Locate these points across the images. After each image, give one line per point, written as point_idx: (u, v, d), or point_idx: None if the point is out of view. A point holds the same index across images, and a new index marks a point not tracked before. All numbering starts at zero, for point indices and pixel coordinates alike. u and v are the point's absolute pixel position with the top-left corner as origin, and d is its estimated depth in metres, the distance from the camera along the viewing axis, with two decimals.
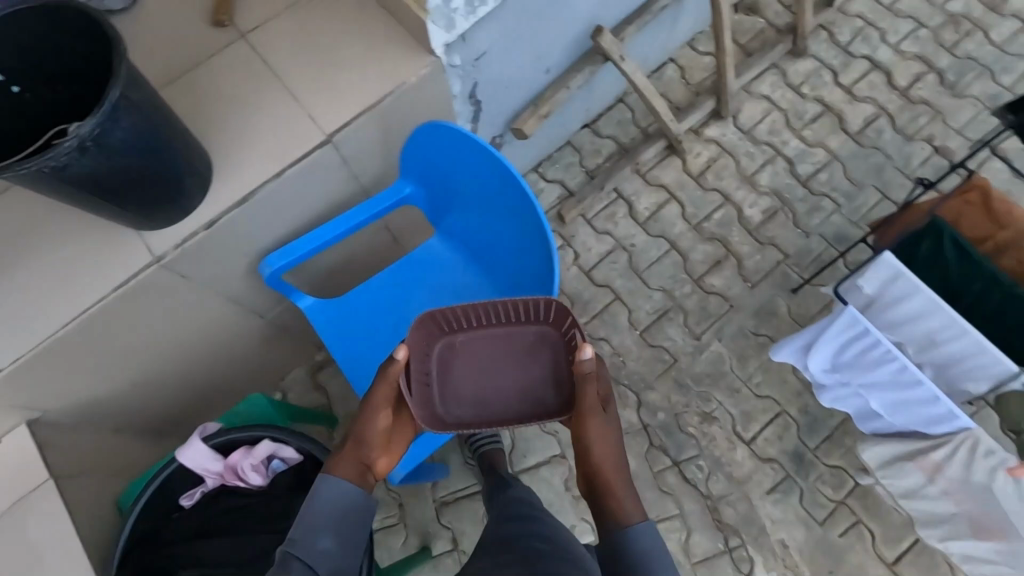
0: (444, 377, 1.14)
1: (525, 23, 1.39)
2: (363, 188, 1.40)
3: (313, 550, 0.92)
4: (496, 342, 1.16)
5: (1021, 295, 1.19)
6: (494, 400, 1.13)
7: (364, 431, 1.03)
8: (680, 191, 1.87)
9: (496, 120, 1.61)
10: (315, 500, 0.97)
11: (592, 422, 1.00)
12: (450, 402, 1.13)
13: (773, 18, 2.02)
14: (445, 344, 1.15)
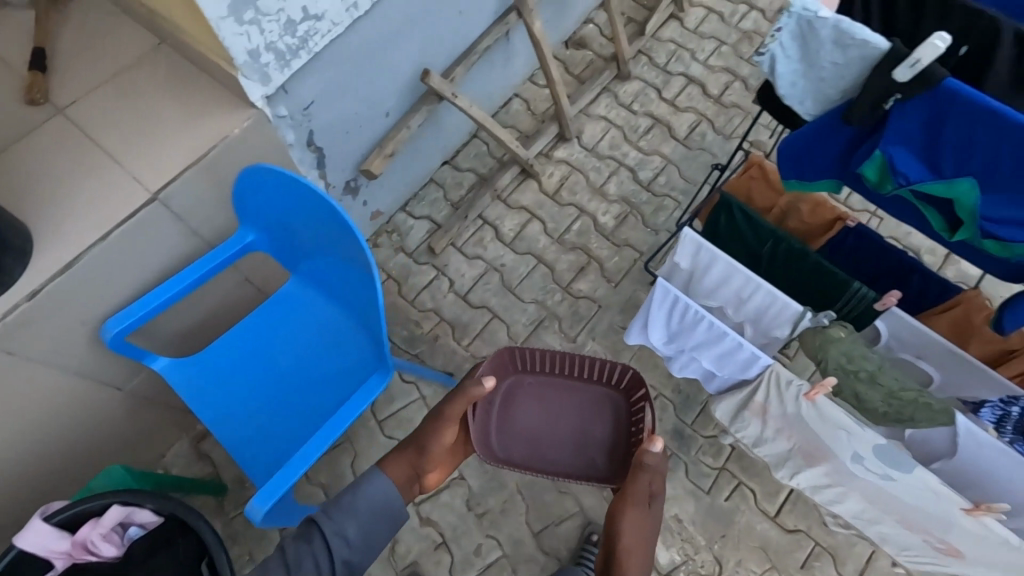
0: (516, 417, 1.44)
1: (350, 67, 1.40)
2: (207, 242, 1.30)
3: (338, 535, 1.05)
4: (556, 395, 1.46)
5: (800, 246, 1.21)
6: (547, 444, 1.42)
7: (426, 443, 1.17)
8: (540, 210, 2.00)
9: (343, 165, 1.60)
10: (363, 486, 1.11)
11: (631, 508, 1.12)
12: (504, 438, 1.42)
13: (599, 50, 2.27)
14: (513, 385, 1.47)
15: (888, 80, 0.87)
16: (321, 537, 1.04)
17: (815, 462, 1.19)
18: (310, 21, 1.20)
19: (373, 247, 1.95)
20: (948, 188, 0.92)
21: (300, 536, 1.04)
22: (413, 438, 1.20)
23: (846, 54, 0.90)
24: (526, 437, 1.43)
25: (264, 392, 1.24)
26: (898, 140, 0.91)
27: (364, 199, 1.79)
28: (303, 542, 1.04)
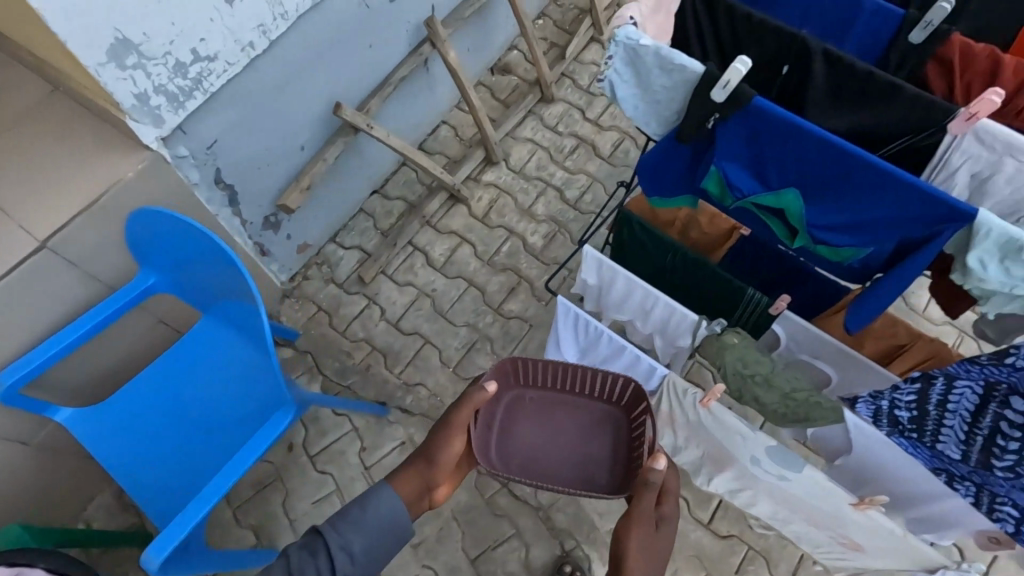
0: (511, 429, 1.28)
1: (254, 105, 1.41)
2: (109, 287, 1.29)
3: (344, 548, 0.92)
4: (558, 409, 1.30)
5: (698, 258, 1.23)
6: (547, 462, 1.26)
7: (436, 454, 1.07)
8: (470, 233, 2.02)
9: (259, 201, 1.59)
10: (374, 499, 0.98)
11: (661, 530, 1.02)
12: (503, 453, 1.26)
13: (524, 74, 2.32)
14: (516, 397, 1.30)
15: (707, 101, 0.89)
16: (327, 550, 0.90)
17: (723, 468, 1.21)
18: (201, 62, 1.21)
19: (302, 279, 1.94)
20: (775, 199, 0.97)
21: (306, 544, 0.91)
22: (422, 453, 1.09)
23: (671, 78, 0.92)
24: (525, 454, 1.27)
25: (170, 434, 1.22)
26: (728, 159, 0.95)
27: (287, 233, 1.78)
28: (308, 552, 0.90)
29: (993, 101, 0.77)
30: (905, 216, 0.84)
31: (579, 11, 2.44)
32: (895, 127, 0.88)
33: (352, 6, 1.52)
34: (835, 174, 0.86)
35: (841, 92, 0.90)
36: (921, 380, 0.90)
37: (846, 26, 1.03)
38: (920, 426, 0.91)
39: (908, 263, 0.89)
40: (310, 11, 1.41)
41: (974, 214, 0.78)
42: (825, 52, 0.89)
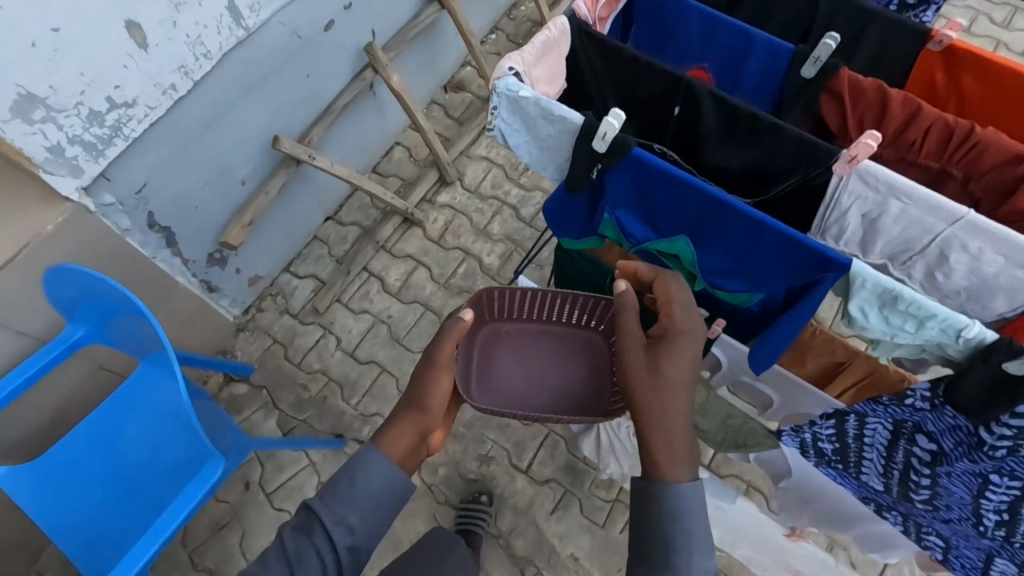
0: (490, 363, 1.26)
1: (184, 145, 1.39)
2: (40, 340, 1.27)
3: (339, 524, 0.84)
4: (537, 340, 1.28)
5: None
6: (529, 392, 1.25)
7: (422, 397, 0.98)
8: (426, 256, 2.00)
9: (200, 239, 1.57)
10: (359, 465, 0.88)
11: (677, 346, 0.86)
12: (486, 385, 1.24)
13: (478, 90, 2.30)
14: (496, 331, 1.29)
15: (590, 151, 0.90)
16: (325, 528, 0.83)
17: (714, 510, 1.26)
18: (119, 108, 1.19)
19: (257, 311, 1.92)
20: (670, 246, 0.96)
21: (301, 525, 0.84)
22: (401, 404, 0.98)
23: (555, 128, 0.91)
24: (505, 385, 1.26)
25: (105, 488, 1.21)
26: (623, 205, 0.95)
27: (236, 267, 1.76)
28: (304, 534, 0.83)
29: (869, 146, 0.75)
30: (787, 260, 0.83)
31: (532, 23, 2.42)
32: (788, 164, 0.87)
33: (285, 38, 1.49)
34: (716, 216, 0.86)
35: (732, 129, 0.92)
36: (834, 416, 0.88)
37: (742, 60, 1.05)
38: (844, 456, 0.90)
39: (796, 311, 0.87)
40: (239, 46, 1.38)
41: (848, 263, 0.76)
42: (712, 93, 0.91)
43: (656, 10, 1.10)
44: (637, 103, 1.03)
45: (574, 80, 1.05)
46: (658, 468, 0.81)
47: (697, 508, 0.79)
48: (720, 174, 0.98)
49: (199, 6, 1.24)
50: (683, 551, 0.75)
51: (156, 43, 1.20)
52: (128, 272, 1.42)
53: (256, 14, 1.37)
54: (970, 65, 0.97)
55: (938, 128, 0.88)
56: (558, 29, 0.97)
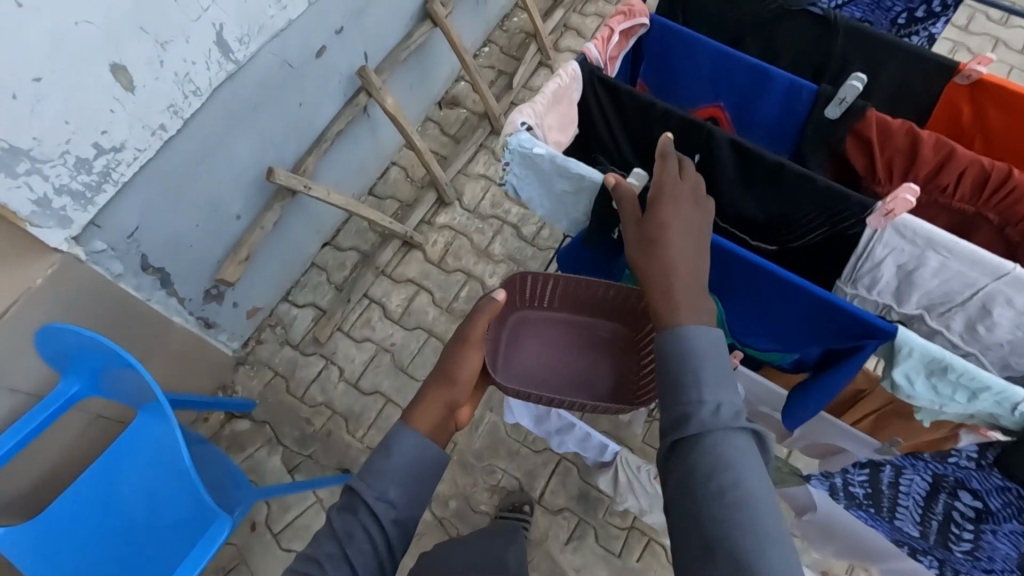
0: (515, 352, 1.15)
1: (176, 183, 1.34)
2: (34, 395, 1.22)
3: (380, 498, 0.83)
4: (564, 332, 1.17)
5: None
6: (551, 383, 1.13)
7: (450, 371, 0.95)
8: (427, 280, 1.96)
9: (195, 278, 1.53)
10: (392, 441, 0.88)
11: (666, 209, 0.81)
12: (509, 371, 1.13)
13: (473, 106, 2.25)
14: (524, 318, 1.17)
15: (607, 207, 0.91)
16: (367, 506, 0.83)
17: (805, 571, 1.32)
18: (107, 153, 1.14)
19: (256, 343, 1.87)
20: None
21: (345, 505, 0.84)
22: (434, 372, 0.96)
23: (571, 184, 0.92)
24: (530, 376, 1.14)
25: (108, 547, 1.16)
26: None
27: (233, 301, 1.71)
28: (349, 512, 0.83)
29: (909, 199, 0.75)
30: (824, 326, 0.84)
31: (525, 34, 2.38)
32: (806, 217, 0.87)
33: (275, 67, 1.44)
34: (749, 285, 0.87)
35: (754, 178, 0.89)
36: (868, 466, 0.91)
37: (758, 95, 1.04)
38: (877, 502, 0.88)
39: (828, 381, 0.88)
40: (228, 80, 1.33)
41: (894, 332, 0.77)
42: (733, 141, 0.88)
43: (666, 50, 1.09)
44: (652, 149, 1.00)
45: (585, 123, 1.03)
46: (666, 315, 0.77)
47: (710, 348, 0.74)
48: (740, 220, 0.96)
49: (187, 43, 1.19)
50: (693, 386, 0.72)
51: (144, 85, 1.15)
52: (122, 316, 1.37)
53: (245, 46, 1.32)
54: (993, 97, 0.99)
55: (972, 172, 0.87)
56: (569, 76, 0.96)
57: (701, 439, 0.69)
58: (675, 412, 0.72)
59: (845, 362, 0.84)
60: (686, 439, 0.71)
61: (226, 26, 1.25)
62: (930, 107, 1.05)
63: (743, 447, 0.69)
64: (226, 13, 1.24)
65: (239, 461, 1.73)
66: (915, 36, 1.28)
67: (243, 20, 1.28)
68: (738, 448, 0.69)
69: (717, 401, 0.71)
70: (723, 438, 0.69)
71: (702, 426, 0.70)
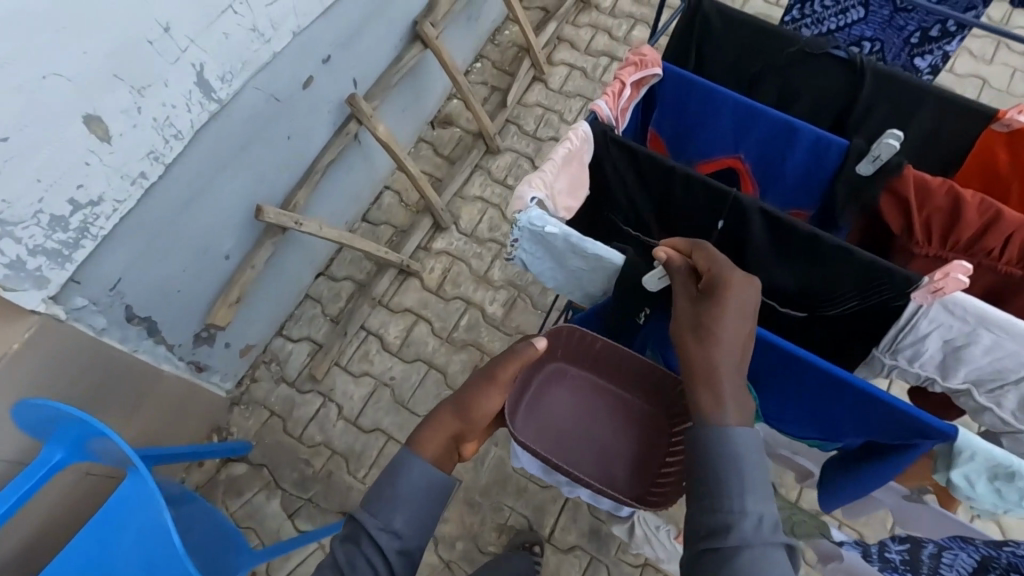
0: (540, 403, 1.12)
1: (161, 230, 1.27)
2: (16, 463, 1.16)
3: (385, 529, 0.78)
4: (597, 399, 1.12)
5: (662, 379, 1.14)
6: (570, 445, 1.10)
7: (468, 407, 0.89)
8: (425, 309, 1.91)
9: (185, 323, 1.46)
10: (401, 468, 0.82)
11: (731, 295, 0.74)
12: (531, 420, 1.10)
13: (466, 124, 2.19)
14: (560, 373, 1.13)
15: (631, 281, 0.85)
16: (370, 537, 0.77)
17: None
18: (83, 208, 1.08)
19: (251, 382, 1.82)
20: None
21: (349, 534, 0.79)
22: (453, 396, 0.91)
23: (588, 264, 0.86)
24: (549, 430, 1.11)
25: None
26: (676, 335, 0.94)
27: (225, 342, 1.65)
28: (352, 543, 0.78)
29: (962, 279, 0.70)
30: (870, 418, 0.77)
31: (518, 48, 2.31)
32: (842, 288, 0.82)
33: (261, 102, 1.37)
34: (788, 372, 0.80)
35: (788, 248, 0.83)
36: (908, 541, 0.85)
37: (784, 151, 0.98)
38: (916, 567, 0.81)
39: (872, 473, 0.81)
40: (211, 121, 1.27)
41: (954, 433, 0.69)
42: (763, 210, 0.82)
43: (681, 100, 1.03)
44: (671, 211, 0.93)
45: (597, 184, 0.97)
46: (708, 407, 0.72)
47: (751, 455, 0.70)
48: (770, 290, 0.89)
49: (166, 87, 1.13)
50: (735, 494, 0.67)
51: (121, 134, 1.09)
52: (107, 371, 1.31)
53: (228, 84, 1.25)
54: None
55: (1020, 235, 0.82)
56: (580, 139, 0.90)
57: (737, 552, 0.65)
58: (709, 519, 0.68)
59: (893, 457, 0.77)
60: (721, 549, 0.65)
61: (207, 65, 1.19)
62: (961, 154, 1.00)
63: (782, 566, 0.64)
64: (206, 51, 1.17)
65: (237, 506, 1.67)
66: (928, 56, 1.23)
67: (224, 57, 1.21)
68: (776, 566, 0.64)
69: (760, 514, 0.66)
70: (761, 554, 0.64)
71: (740, 539, 0.65)
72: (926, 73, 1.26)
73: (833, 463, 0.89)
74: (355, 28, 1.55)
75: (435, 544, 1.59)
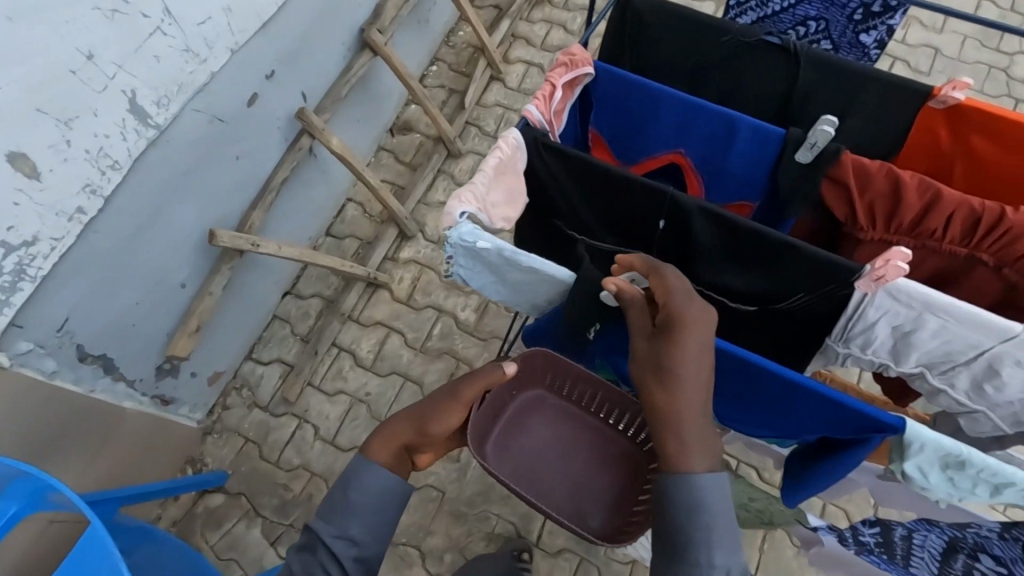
0: (514, 431, 1.12)
1: (108, 267, 1.23)
2: None
3: (340, 536, 0.76)
4: (575, 432, 1.13)
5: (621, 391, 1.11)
6: (543, 477, 1.09)
7: (428, 420, 0.85)
8: (397, 320, 1.88)
9: (144, 357, 1.42)
10: (353, 477, 0.80)
11: (688, 335, 0.71)
12: (504, 450, 1.11)
13: (426, 129, 2.15)
14: (538, 405, 1.14)
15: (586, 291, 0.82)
16: (325, 545, 0.76)
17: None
18: (17, 250, 1.03)
19: (222, 410, 1.78)
20: None
21: (305, 544, 0.77)
22: (415, 406, 0.88)
23: (526, 275, 0.84)
24: (521, 459, 1.11)
25: None
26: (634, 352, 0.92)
27: (191, 372, 1.61)
28: (309, 552, 0.76)
29: (901, 265, 0.70)
30: (825, 418, 0.75)
31: (473, 48, 2.28)
32: (789, 285, 0.81)
33: (204, 124, 1.32)
34: (743, 376, 0.78)
35: (733, 246, 0.82)
36: (879, 524, 0.86)
37: (726, 145, 0.97)
38: (890, 550, 0.82)
39: (827, 469, 0.80)
40: (152, 148, 1.22)
41: (903, 427, 0.68)
42: (703, 209, 0.81)
43: (619, 97, 1.01)
44: (613, 215, 0.91)
45: (536, 190, 0.95)
46: (675, 454, 0.72)
47: (716, 501, 0.71)
48: (717, 288, 0.89)
49: (96, 116, 1.08)
50: (701, 547, 0.69)
51: (51, 169, 1.04)
52: (63, 414, 1.26)
53: (165, 108, 1.20)
54: (975, 125, 0.93)
55: (961, 214, 0.82)
56: (511, 146, 0.88)
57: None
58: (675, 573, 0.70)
59: (847, 454, 0.76)
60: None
61: (140, 91, 1.14)
62: (903, 135, 0.98)
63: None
64: (138, 76, 1.13)
65: (217, 538, 1.63)
66: (873, 31, 1.22)
67: (158, 81, 1.17)
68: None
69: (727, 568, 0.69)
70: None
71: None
72: (874, 49, 1.25)
73: (795, 459, 0.88)
74: (299, 41, 1.51)
75: (422, 558, 1.57)
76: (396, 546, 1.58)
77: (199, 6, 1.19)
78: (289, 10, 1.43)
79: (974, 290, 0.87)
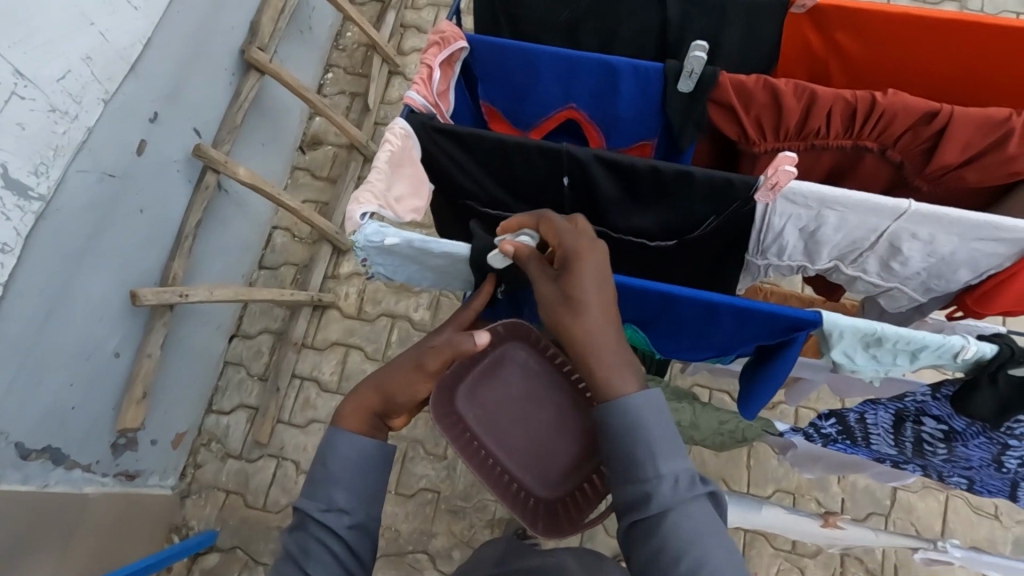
0: (484, 382, 0.94)
1: (26, 355, 1.15)
2: None
3: (329, 509, 0.73)
4: (553, 386, 0.94)
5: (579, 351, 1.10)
6: (509, 434, 0.92)
7: (392, 386, 0.79)
8: (353, 337, 1.84)
9: (91, 437, 1.36)
10: (328, 449, 0.76)
11: (582, 263, 0.70)
12: (470, 397, 0.93)
13: (337, 139, 2.10)
14: (517, 355, 0.95)
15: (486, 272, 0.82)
16: (316, 521, 0.72)
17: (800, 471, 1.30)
18: None
19: (195, 469, 1.72)
20: None
21: (296, 524, 0.74)
22: (382, 369, 0.82)
23: (445, 260, 0.83)
24: (488, 413, 0.93)
25: None
26: None
27: (151, 439, 1.55)
28: (301, 531, 0.73)
29: (789, 170, 0.73)
30: (750, 327, 0.78)
31: (365, 48, 2.22)
32: (697, 213, 0.85)
33: (93, 183, 1.24)
34: (662, 308, 0.80)
35: (635, 189, 0.85)
36: (834, 414, 0.86)
37: (611, 93, 0.98)
38: (850, 434, 0.88)
39: (768, 374, 0.84)
40: (41, 221, 1.13)
41: (823, 322, 0.72)
42: (598, 158, 0.83)
43: (502, 65, 1.01)
44: (516, 183, 0.92)
45: (438, 175, 0.94)
46: (602, 379, 0.67)
47: (659, 414, 0.66)
48: (637, 231, 0.91)
49: None
50: (646, 461, 0.64)
51: None
52: (19, 519, 1.19)
53: (45, 176, 1.12)
54: (837, 23, 0.98)
55: (838, 108, 0.86)
56: (400, 136, 0.86)
57: (662, 517, 0.63)
58: (625, 492, 0.65)
59: (782, 355, 0.80)
60: (645, 520, 0.63)
61: (12, 164, 1.05)
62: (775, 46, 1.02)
63: (707, 518, 0.63)
64: (6, 149, 1.04)
65: None
66: None
67: (28, 150, 1.08)
68: (700, 520, 0.62)
69: (675, 474, 0.63)
70: (681, 513, 0.62)
71: (662, 505, 0.63)
72: None
73: (744, 372, 0.91)
74: (177, 77, 1.43)
75: (431, 560, 1.57)
76: (402, 555, 1.58)
77: (54, 62, 1.11)
78: (157, 47, 1.35)
79: (866, 177, 0.94)
